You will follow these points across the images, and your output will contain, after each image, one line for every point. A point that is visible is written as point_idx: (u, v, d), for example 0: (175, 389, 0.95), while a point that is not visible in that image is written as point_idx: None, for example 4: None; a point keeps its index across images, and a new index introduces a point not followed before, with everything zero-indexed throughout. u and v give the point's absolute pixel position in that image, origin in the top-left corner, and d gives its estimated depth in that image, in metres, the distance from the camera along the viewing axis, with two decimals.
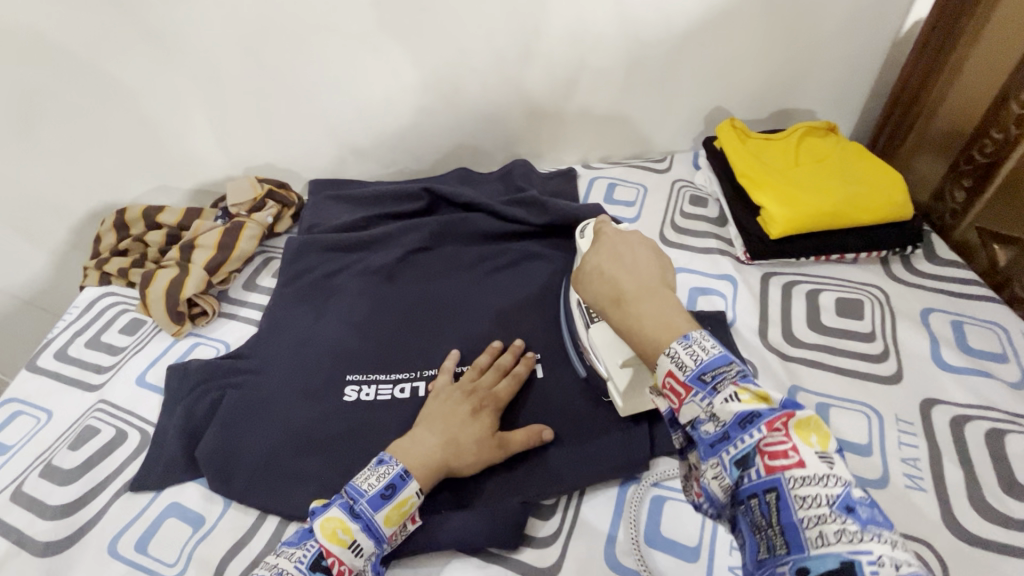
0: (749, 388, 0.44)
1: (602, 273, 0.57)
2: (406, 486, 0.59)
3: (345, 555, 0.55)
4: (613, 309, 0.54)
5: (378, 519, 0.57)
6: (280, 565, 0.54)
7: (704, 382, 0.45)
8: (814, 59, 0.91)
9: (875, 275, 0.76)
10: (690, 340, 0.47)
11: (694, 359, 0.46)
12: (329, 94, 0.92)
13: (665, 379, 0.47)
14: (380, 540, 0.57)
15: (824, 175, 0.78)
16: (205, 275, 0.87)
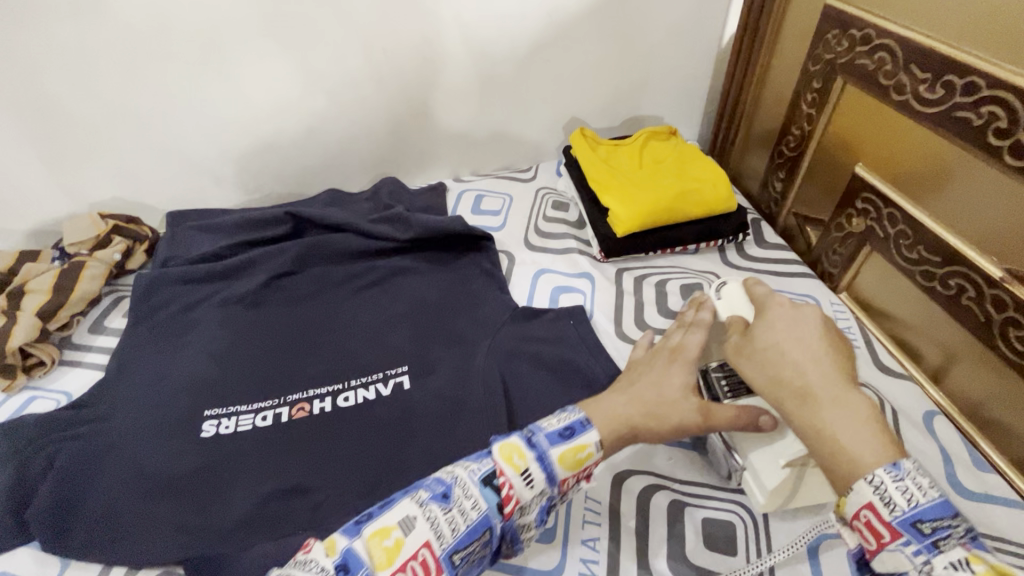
0: (983, 558, 0.36)
1: (773, 351, 0.49)
2: (585, 433, 0.52)
3: (515, 481, 0.48)
4: (791, 402, 0.46)
5: (553, 455, 0.50)
6: (455, 471, 0.49)
7: (926, 537, 0.38)
8: (646, 75, 1.02)
9: (711, 263, 0.85)
10: (901, 471, 0.39)
11: (908, 497, 0.38)
12: (178, 120, 0.88)
13: (861, 512, 0.40)
14: (551, 481, 0.50)
15: (662, 176, 0.87)
16: (37, 322, 0.73)
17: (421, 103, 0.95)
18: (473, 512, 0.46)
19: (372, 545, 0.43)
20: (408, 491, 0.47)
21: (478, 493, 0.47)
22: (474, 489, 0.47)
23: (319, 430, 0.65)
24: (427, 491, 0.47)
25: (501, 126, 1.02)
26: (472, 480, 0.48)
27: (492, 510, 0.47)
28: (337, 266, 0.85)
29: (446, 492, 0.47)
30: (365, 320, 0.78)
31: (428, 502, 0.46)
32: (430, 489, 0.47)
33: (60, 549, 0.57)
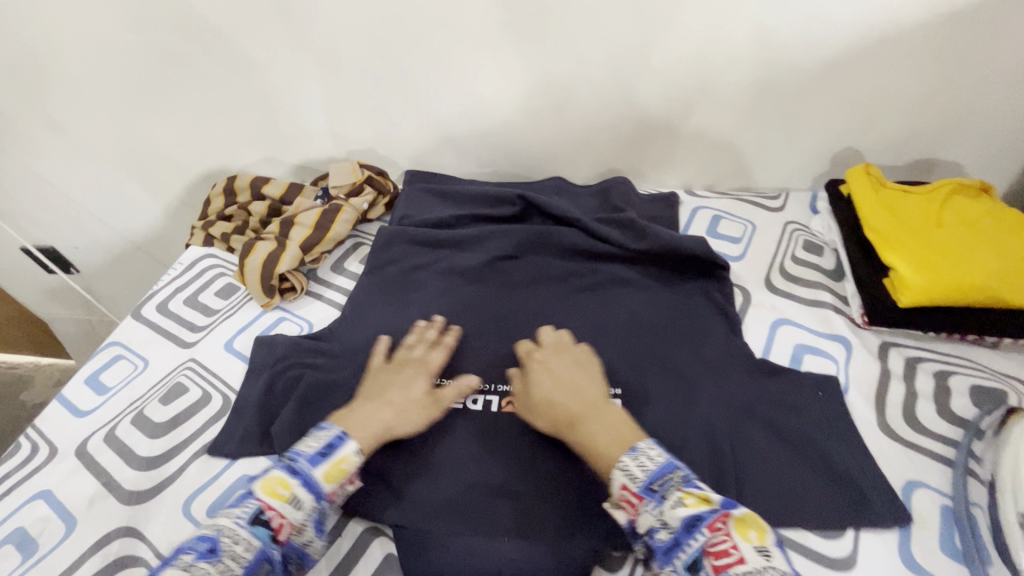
0: (689, 488, 0.48)
1: (552, 405, 0.60)
2: (344, 446, 0.57)
3: (283, 509, 0.52)
4: (567, 431, 0.58)
5: (314, 476, 0.54)
6: (218, 522, 0.50)
7: (654, 491, 0.49)
8: (963, 112, 0.83)
9: (1018, 366, 0.67)
10: (638, 453, 0.52)
11: (643, 470, 0.51)
12: (441, 87, 0.91)
13: (620, 492, 0.51)
14: (319, 497, 0.53)
15: (970, 242, 0.70)
16: (299, 254, 0.81)
17: (674, 106, 0.88)
18: (246, 552, 0.49)
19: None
20: (170, 560, 0.48)
21: (247, 534, 0.50)
22: (241, 531, 0.50)
23: (526, 432, 0.63)
24: (191, 553, 0.48)
25: (755, 144, 0.91)
26: (239, 525, 0.50)
27: (267, 544, 0.50)
28: (559, 262, 0.82)
29: (214, 546, 0.49)
30: (579, 325, 0.74)
31: (195, 562, 0.47)
32: (193, 550, 0.49)
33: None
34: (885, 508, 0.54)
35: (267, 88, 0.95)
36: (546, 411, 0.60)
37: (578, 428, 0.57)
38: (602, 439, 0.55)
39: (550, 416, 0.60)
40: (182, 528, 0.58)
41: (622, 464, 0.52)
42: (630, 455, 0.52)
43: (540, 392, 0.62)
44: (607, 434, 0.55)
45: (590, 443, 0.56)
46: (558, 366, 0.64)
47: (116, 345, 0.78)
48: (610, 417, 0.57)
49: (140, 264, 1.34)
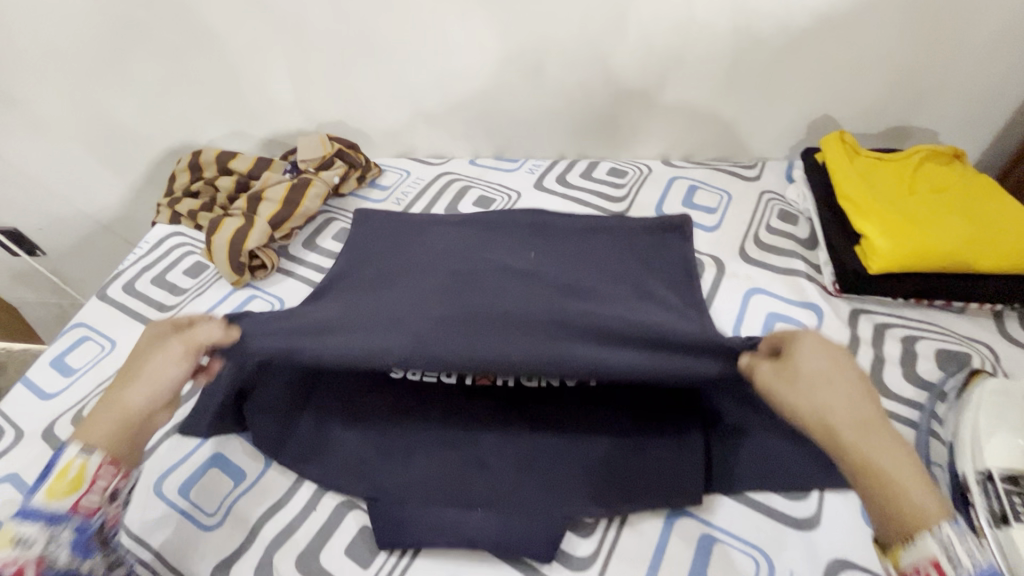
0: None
1: (830, 381, 0.45)
2: (64, 453, 0.47)
3: (3, 556, 0.42)
4: (852, 435, 0.43)
5: (37, 500, 0.45)
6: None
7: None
8: (940, 77, 0.82)
9: (983, 329, 0.68)
10: (963, 531, 0.40)
11: (970, 558, 0.38)
12: (411, 57, 0.89)
13: (923, 568, 0.39)
14: (58, 520, 0.45)
15: (939, 208, 0.70)
16: (268, 229, 0.80)
17: (651, 74, 0.86)
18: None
19: None
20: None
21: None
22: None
23: (501, 404, 0.60)
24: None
25: (733, 112, 0.90)
26: None
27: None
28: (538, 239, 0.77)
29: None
30: (555, 295, 0.69)
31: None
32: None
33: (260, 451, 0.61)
34: None
35: (230, 58, 0.91)
36: (812, 398, 0.45)
37: (872, 433, 0.43)
38: (908, 468, 0.42)
39: (825, 409, 0.44)
40: (153, 507, 0.58)
41: (942, 534, 0.39)
42: (955, 528, 0.40)
43: (813, 372, 0.46)
44: (889, 442, 0.43)
45: (883, 463, 0.42)
46: (843, 364, 0.47)
47: (82, 327, 0.76)
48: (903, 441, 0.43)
49: (106, 245, 1.30)
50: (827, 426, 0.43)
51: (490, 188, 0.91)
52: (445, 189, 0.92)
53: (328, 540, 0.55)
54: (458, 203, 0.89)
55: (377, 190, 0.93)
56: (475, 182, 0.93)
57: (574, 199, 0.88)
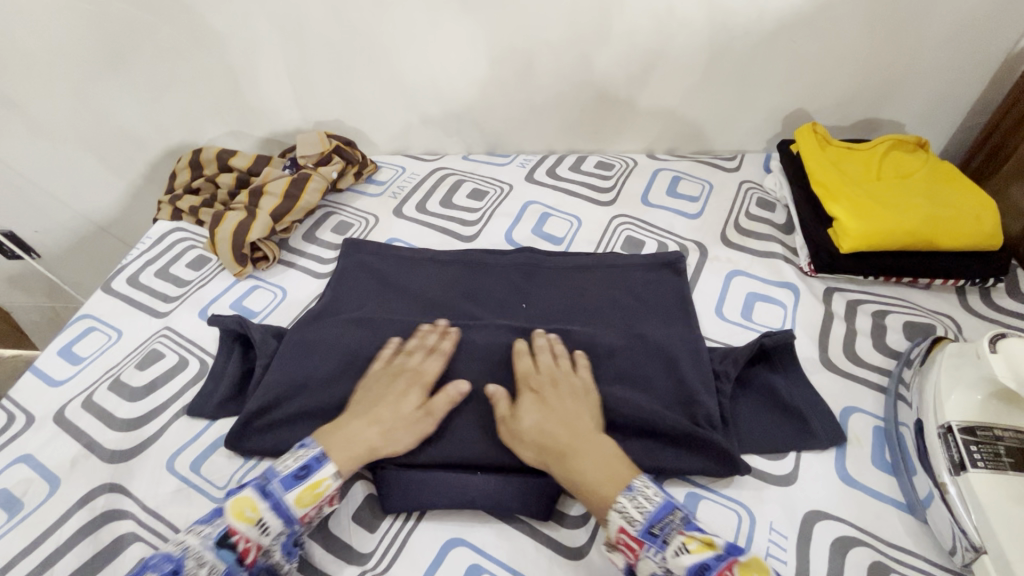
0: (693, 534, 0.48)
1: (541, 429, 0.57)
2: (322, 468, 0.54)
3: (251, 534, 0.50)
4: (556, 462, 0.55)
5: (288, 499, 0.52)
6: (186, 542, 0.50)
7: (654, 537, 0.49)
8: (905, 71, 0.87)
9: (947, 303, 0.73)
10: (634, 492, 0.51)
11: (642, 511, 0.50)
12: (405, 56, 0.92)
13: (619, 535, 0.50)
14: (290, 522, 0.52)
15: (904, 192, 0.75)
16: (270, 222, 0.83)
17: (635, 70, 0.91)
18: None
19: (238, 516, 0.51)
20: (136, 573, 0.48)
21: (213, 557, 0.49)
22: (207, 554, 0.49)
23: (486, 399, 0.62)
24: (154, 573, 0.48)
25: (713, 106, 0.94)
26: (204, 547, 0.49)
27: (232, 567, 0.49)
28: (530, 248, 0.83)
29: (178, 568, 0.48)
30: (547, 298, 0.76)
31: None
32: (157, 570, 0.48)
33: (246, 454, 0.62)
34: (826, 430, 0.59)
35: (229, 57, 0.94)
36: (536, 439, 0.56)
37: (558, 461, 0.55)
38: (594, 470, 0.53)
39: (538, 447, 0.56)
40: (165, 483, 0.60)
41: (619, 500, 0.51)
42: (625, 494, 0.51)
43: (536, 424, 0.57)
44: (600, 469, 0.54)
45: (577, 473, 0.54)
46: (570, 409, 0.58)
47: (88, 318, 0.79)
48: (602, 454, 0.54)
49: (102, 247, 1.32)
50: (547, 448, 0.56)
51: (484, 182, 0.95)
52: (440, 183, 0.95)
53: (336, 507, 0.58)
54: (453, 195, 0.93)
55: (374, 185, 0.96)
56: (469, 176, 0.96)
57: (565, 190, 0.92)
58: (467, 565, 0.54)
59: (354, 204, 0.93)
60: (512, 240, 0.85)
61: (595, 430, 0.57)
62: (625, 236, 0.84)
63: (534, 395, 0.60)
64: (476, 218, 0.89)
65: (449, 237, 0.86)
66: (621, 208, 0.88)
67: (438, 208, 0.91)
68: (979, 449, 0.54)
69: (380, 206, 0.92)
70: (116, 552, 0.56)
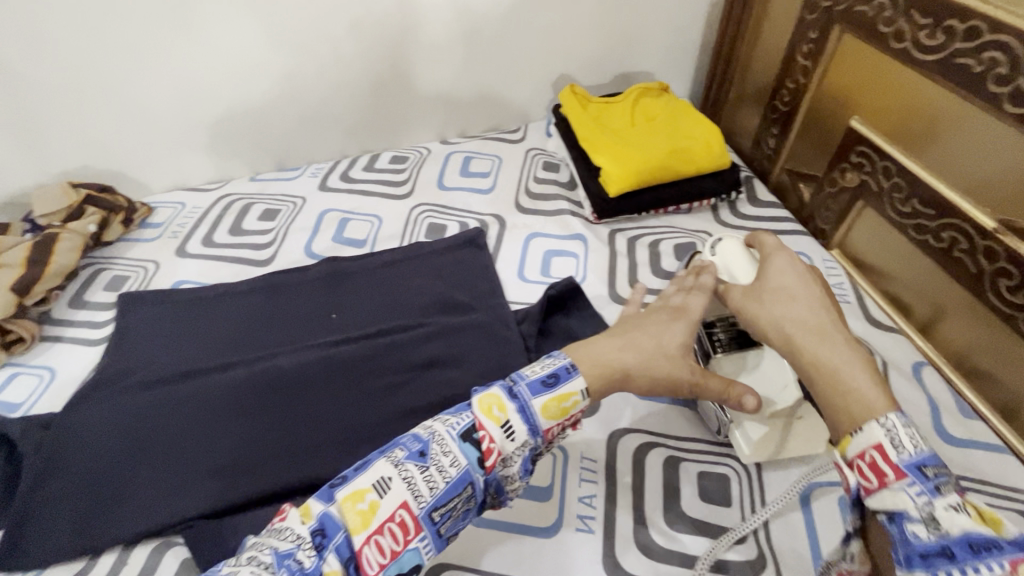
0: (978, 506, 0.35)
1: (790, 296, 0.48)
2: (570, 381, 0.47)
3: (495, 433, 0.44)
4: (806, 337, 0.44)
5: (536, 406, 0.46)
6: (432, 426, 0.45)
7: (927, 477, 0.35)
8: (638, 27, 0.98)
9: (704, 221, 0.84)
10: (908, 419, 0.37)
11: (914, 443, 0.36)
12: (146, 82, 0.84)
13: (869, 450, 0.37)
14: (534, 432, 0.45)
15: (652, 133, 0.85)
16: (14, 297, 0.71)
17: (403, 60, 0.92)
18: (451, 467, 0.43)
19: (488, 413, 0.45)
20: (385, 450, 0.44)
21: (457, 448, 0.43)
22: (453, 444, 0.44)
23: (299, 427, 0.61)
24: (404, 450, 0.44)
25: (486, 83, 0.98)
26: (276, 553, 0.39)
27: (472, 466, 0.43)
28: (332, 257, 0.80)
29: (424, 450, 0.43)
30: (357, 302, 0.75)
31: (405, 461, 0.42)
32: (407, 447, 0.44)
33: (20, 568, 0.53)
34: None
35: None
36: (772, 300, 0.48)
37: (810, 341, 0.44)
38: (851, 362, 0.42)
39: (779, 319, 0.47)
40: None
41: (886, 420, 0.37)
42: (894, 414, 0.38)
43: (779, 285, 0.49)
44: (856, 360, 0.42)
45: (823, 361, 0.42)
46: (663, 317, 0.54)
47: None
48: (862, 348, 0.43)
49: None
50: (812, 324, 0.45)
51: (275, 200, 0.90)
52: (225, 211, 0.88)
53: None
54: (242, 221, 0.87)
55: (149, 229, 0.87)
56: (258, 197, 0.91)
57: (361, 191, 0.90)
58: None
59: (127, 254, 0.83)
60: (312, 252, 0.82)
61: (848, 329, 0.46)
62: (427, 223, 0.85)
63: (778, 267, 0.51)
64: (270, 239, 0.84)
65: (243, 265, 0.81)
66: (419, 198, 0.89)
67: (227, 237, 0.84)
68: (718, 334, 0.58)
69: (158, 250, 0.83)
70: None
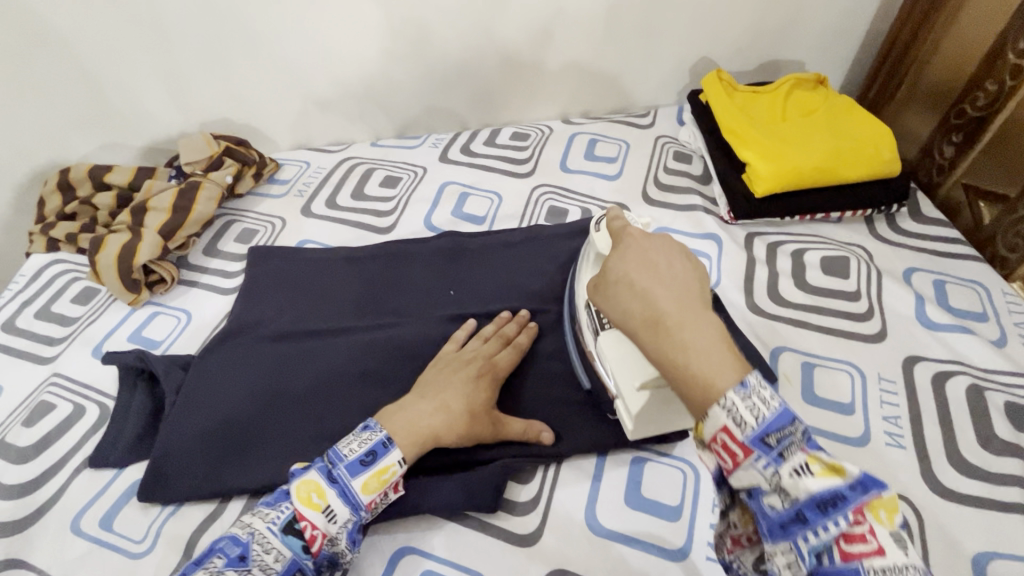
0: (821, 454, 0.33)
1: (631, 283, 0.41)
2: (388, 453, 0.51)
3: (317, 520, 0.47)
4: (646, 331, 0.39)
5: (355, 485, 0.49)
6: (251, 525, 0.46)
7: (770, 448, 0.33)
8: (799, 9, 0.88)
9: (857, 234, 0.75)
10: (749, 389, 0.34)
11: (755, 414, 0.33)
12: (288, 40, 0.85)
13: (716, 435, 0.34)
14: (356, 508, 0.49)
15: (810, 130, 0.77)
16: (160, 241, 0.75)
17: (537, 32, 0.87)
18: (278, 563, 0.45)
19: (306, 503, 0.48)
20: (200, 562, 0.44)
21: (280, 543, 0.46)
22: (275, 540, 0.46)
23: None
24: (224, 557, 0.45)
25: (620, 61, 0.92)
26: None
27: (299, 554, 0.46)
28: (452, 231, 0.79)
29: (246, 552, 0.45)
30: (474, 281, 0.73)
31: (225, 570, 0.44)
32: (226, 554, 0.45)
33: (160, 502, 0.56)
34: (757, 374, 0.60)
35: (89, 61, 0.84)
36: (614, 287, 0.42)
37: (652, 328, 0.38)
38: (703, 337, 0.36)
39: (622, 313, 0.41)
40: (73, 545, 0.54)
41: (726, 401, 0.34)
42: (737, 391, 0.34)
43: (622, 272, 0.43)
44: (704, 341, 0.36)
45: (668, 346, 0.37)
46: (472, 375, 0.58)
47: None
48: (715, 324, 0.37)
49: None
50: (652, 316, 0.38)
51: (397, 168, 0.89)
52: (349, 174, 0.89)
53: None
54: (364, 186, 0.87)
55: (277, 185, 0.89)
56: (380, 163, 0.91)
57: (481, 166, 0.88)
58: (417, 573, 0.51)
59: (257, 207, 0.86)
60: (432, 224, 0.81)
61: (701, 295, 0.40)
62: (548, 206, 0.82)
63: (622, 246, 0.46)
64: (391, 207, 0.84)
65: (365, 231, 0.81)
66: (540, 178, 0.86)
67: (350, 201, 0.85)
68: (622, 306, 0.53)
69: (285, 206, 0.85)
70: None
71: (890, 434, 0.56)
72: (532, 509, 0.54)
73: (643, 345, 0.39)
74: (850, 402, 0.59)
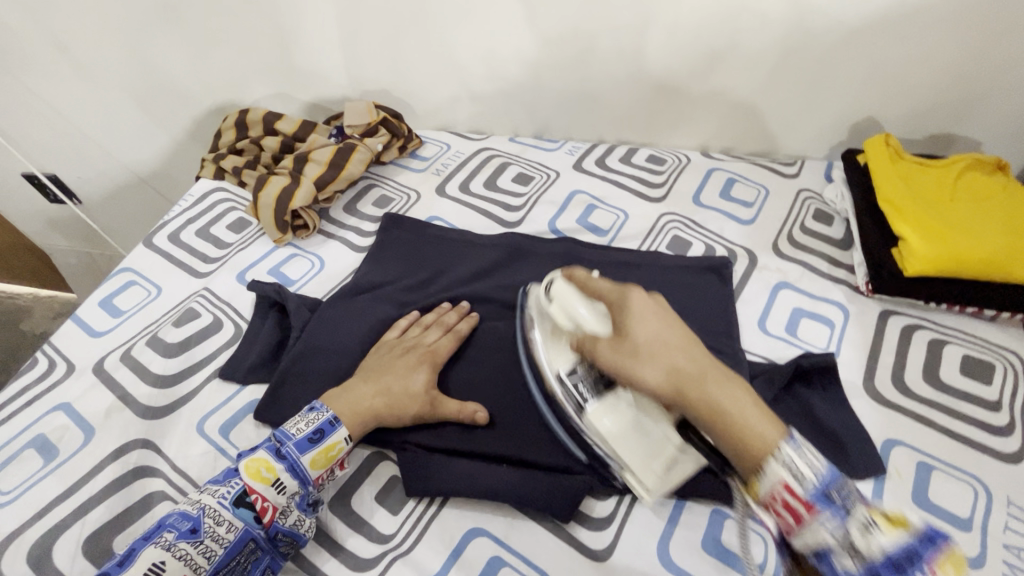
0: (875, 508, 0.40)
1: (664, 345, 0.48)
2: (335, 432, 0.56)
3: (268, 493, 0.52)
4: (689, 391, 0.45)
5: (303, 461, 0.54)
6: (202, 501, 0.51)
7: (830, 500, 0.40)
8: (993, 85, 0.81)
9: (1010, 340, 0.69)
10: (798, 446, 0.42)
11: (812, 469, 0.41)
12: (461, 31, 0.90)
13: (779, 492, 0.41)
14: (305, 482, 0.54)
15: (980, 217, 0.71)
16: (313, 190, 0.82)
17: (700, 63, 0.87)
18: (229, 533, 0.50)
19: (256, 477, 0.53)
20: (150, 538, 0.48)
21: (230, 515, 0.50)
22: (227, 513, 0.50)
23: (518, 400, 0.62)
24: (174, 531, 0.49)
25: (777, 105, 0.89)
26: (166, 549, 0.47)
27: (251, 524, 0.51)
28: (575, 238, 0.80)
29: (196, 526, 0.49)
30: None
31: (176, 542, 0.48)
32: (176, 528, 0.49)
33: (273, 423, 0.62)
34: (865, 460, 0.58)
35: (282, 17, 0.93)
36: (651, 353, 0.48)
37: (698, 385, 0.45)
38: (738, 395, 0.45)
39: (669, 372, 0.47)
40: (196, 444, 0.61)
41: (784, 456, 0.41)
42: (789, 444, 0.42)
43: (648, 338, 0.48)
44: (743, 394, 0.45)
45: (719, 400, 0.45)
46: (410, 361, 0.62)
47: (130, 272, 0.79)
48: (736, 378, 0.46)
49: (132, 203, 1.26)
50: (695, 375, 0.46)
51: (530, 166, 0.92)
52: (484, 164, 0.93)
53: (360, 486, 0.59)
54: (497, 178, 0.90)
55: (418, 161, 0.94)
56: (515, 159, 0.94)
57: (613, 182, 0.89)
58: (485, 557, 0.53)
59: (396, 177, 0.92)
60: (555, 228, 0.83)
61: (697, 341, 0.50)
62: (672, 236, 0.82)
63: (634, 311, 0.50)
64: (520, 203, 0.87)
65: (491, 221, 0.84)
66: (670, 207, 0.85)
67: (481, 189, 0.89)
68: (581, 384, 0.54)
69: (422, 182, 0.90)
70: (145, 507, 0.57)
71: (1009, 564, 0.51)
72: (604, 529, 0.55)
73: (695, 415, 0.46)
74: (969, 517, 0.54)
